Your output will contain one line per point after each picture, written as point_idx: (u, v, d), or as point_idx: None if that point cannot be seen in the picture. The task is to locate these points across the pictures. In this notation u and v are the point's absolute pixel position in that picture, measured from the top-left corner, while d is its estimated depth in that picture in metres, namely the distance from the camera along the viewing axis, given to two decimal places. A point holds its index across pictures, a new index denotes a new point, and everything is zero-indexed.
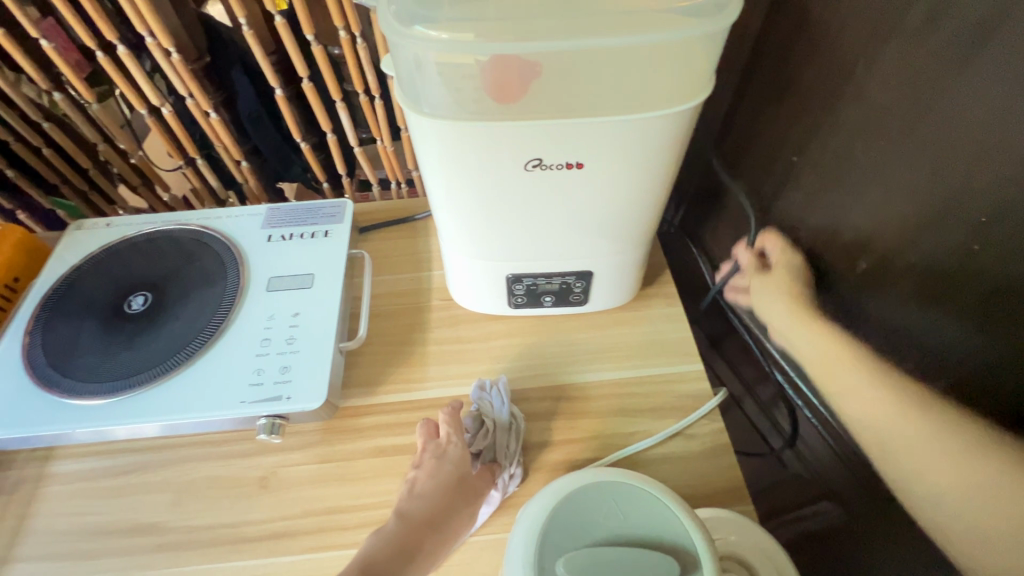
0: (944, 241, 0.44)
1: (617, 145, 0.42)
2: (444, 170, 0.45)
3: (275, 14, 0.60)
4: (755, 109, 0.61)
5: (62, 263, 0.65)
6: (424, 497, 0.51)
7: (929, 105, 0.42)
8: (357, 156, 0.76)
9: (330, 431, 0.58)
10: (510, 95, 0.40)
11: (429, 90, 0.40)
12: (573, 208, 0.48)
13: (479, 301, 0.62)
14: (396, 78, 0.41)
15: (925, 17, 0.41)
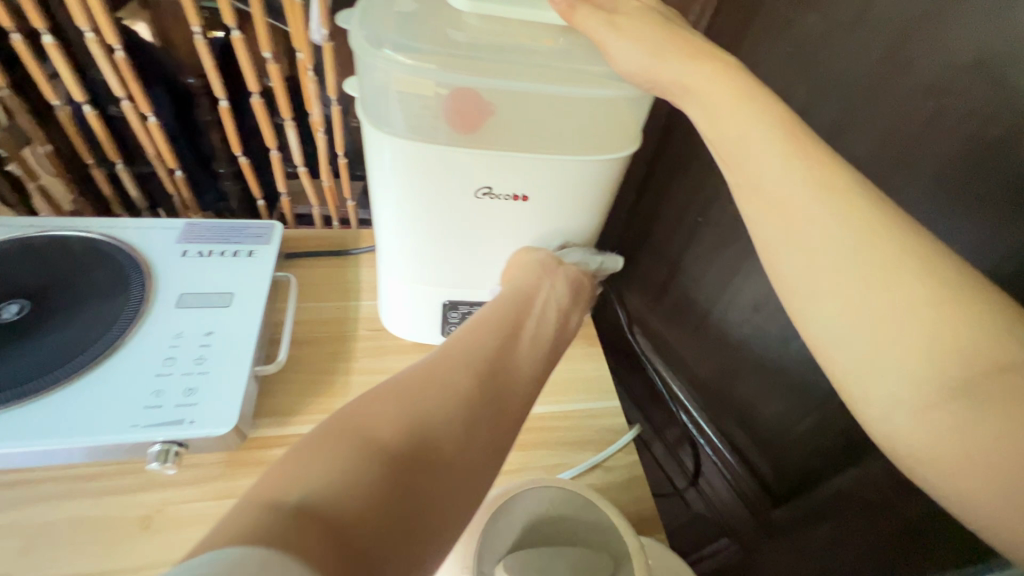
0: None
1: (558, 182, 0.47)
2: (397, 187, 0.46)
3: (232, 27, 0.58)
4: (665, 175, 0.71)
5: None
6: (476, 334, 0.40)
7: None
8: (302, 178, 0.73)
9: (234, 464, 0.53)
10: (468, 125, 0.44)
11: (387, 109, 0.43)
12: (513, 238, 0.52)
13: (411, 330, 0.62)
14: (358, 100, 0.44)
15: (802, 106, 0.51)
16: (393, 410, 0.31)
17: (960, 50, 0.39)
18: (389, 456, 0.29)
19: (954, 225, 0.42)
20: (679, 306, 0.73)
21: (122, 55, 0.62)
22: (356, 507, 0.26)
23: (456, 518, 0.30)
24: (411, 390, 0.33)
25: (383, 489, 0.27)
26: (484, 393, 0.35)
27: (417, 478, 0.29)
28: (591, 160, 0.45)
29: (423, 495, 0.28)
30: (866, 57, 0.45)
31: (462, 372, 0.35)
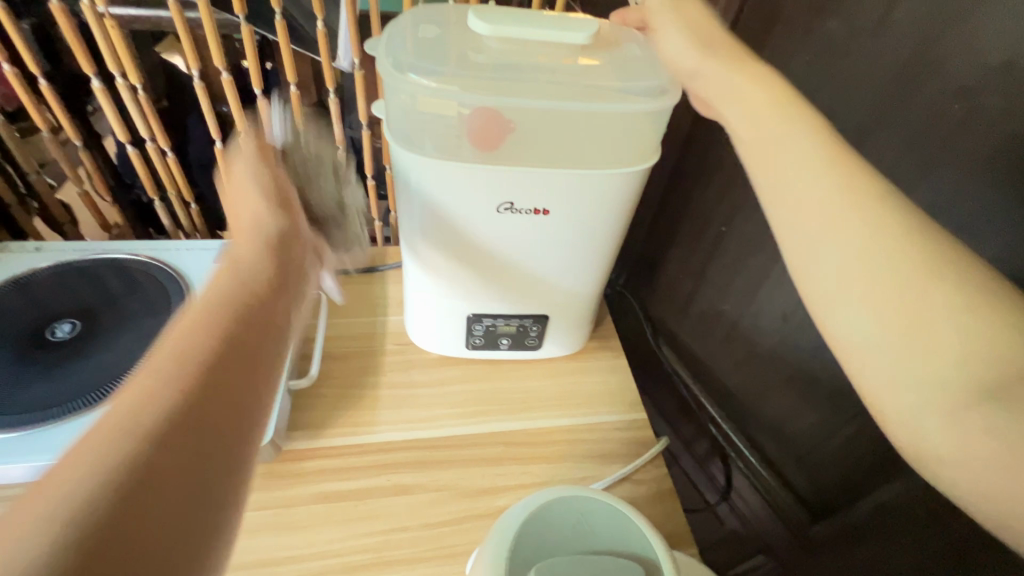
0: None
1: (579, 195, 0.48)
2: (423, 204, 0.48)
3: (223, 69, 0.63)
4: (687, 183, 0.71)
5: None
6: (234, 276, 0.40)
7: None
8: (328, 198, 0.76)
9: (268, 476, 0.55)
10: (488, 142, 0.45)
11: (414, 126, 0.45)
12: (537, 252, 0.53)
13: (438, 343, 0.63)
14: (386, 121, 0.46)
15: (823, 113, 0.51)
16: (100, 433, 0.27)
17: (985, 52, 0.38)
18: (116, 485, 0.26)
19: (992, 227, 0.41)
20: (706, 316, 0.73)
21: (145, 96, 0.66)
22: (59, 543, 0.23)
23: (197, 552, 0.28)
24: (142, 402, 0.29)
25: (92, 511, 0.25)
26: (199, 423, 0.30)
27: (160, 498, 0.27)
28: (612, 173, 0.46)
29: (158, 510, 0.27)
30: (888, 61, 0.45)
31: (163, 392, 0.30)
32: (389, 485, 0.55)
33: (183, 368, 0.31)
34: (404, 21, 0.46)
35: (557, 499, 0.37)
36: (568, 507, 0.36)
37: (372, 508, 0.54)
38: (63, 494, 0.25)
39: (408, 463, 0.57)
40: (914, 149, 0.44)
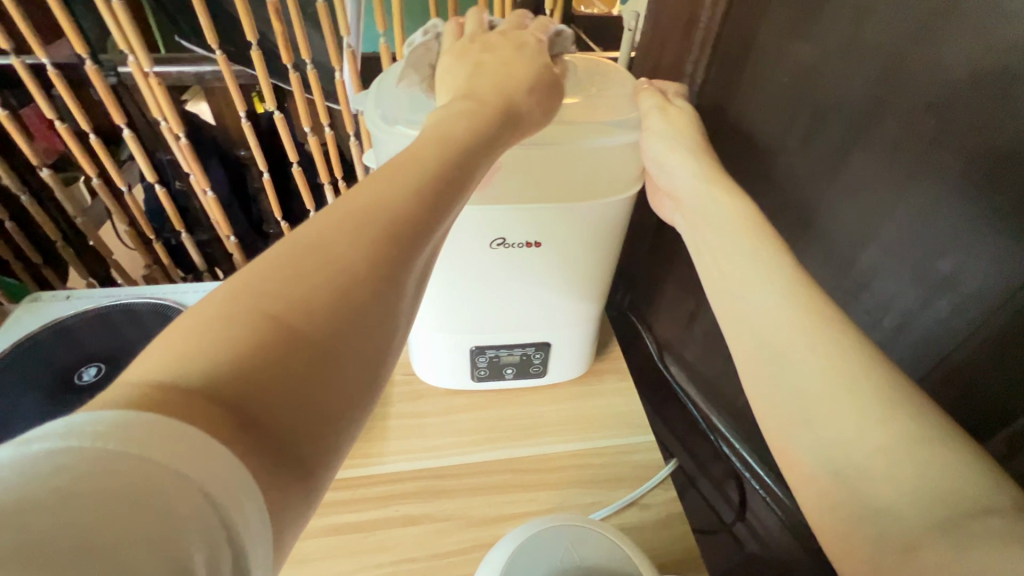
0: (873, 298, 0.50)
1: (569, 229, 0.50)
2: None
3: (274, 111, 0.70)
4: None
5: (18, 327, 0.65)
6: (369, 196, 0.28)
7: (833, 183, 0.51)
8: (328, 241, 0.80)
9: None
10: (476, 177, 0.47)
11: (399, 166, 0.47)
12: (532, 283, 0.54)
13: (442, 375, 0.65)
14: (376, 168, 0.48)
15: (808, 131, 0.52)
16: (270, 271, 0.25)
17: (957, 71, 0.39)
18: (275, 327, 0.23)
19: (984, 237, 0.40)
20: (709, 336, 0.73)
21: (188, 143, 0.73)
22: (217, 366, 0.21)
23: (325, 434, 0.24)
24: (291, 265, 0.25)
25: (246, 350, 0.22)
26: (343, 288, 0.25)
27: (299, 353, 0.23)
28: (597, 203, 0.48)
29: (317, 395, 0.23)
30: (864, 81, 0.46)
31: (330, 246, 0.26)
32: (397, 516, 0.56)
33: (348, 209, 0.27)
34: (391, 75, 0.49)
35: (545, 527, 0.37)
36: (557, 537, 0.37)
37: (381, 539, 0.55)
38: (199, 343, 0.22)
39: (416, 493, 0.58)
40: (899, 165, 0.45)
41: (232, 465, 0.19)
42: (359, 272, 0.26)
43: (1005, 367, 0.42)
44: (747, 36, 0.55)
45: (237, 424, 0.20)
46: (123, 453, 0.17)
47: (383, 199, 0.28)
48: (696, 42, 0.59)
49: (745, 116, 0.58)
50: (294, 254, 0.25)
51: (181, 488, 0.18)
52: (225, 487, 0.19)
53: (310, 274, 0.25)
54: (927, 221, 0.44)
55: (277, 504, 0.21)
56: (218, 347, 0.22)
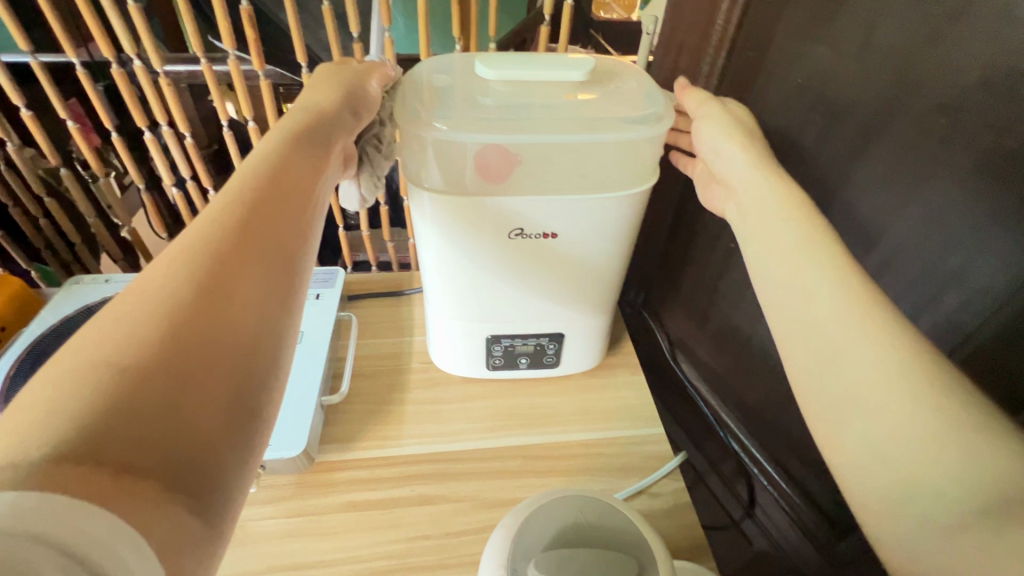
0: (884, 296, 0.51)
1: (585, 220, 0.51)
2: (439, 234, 0.53)
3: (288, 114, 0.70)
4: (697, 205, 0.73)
5: (43, 318, 0.67)
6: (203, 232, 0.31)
7: (845, 182, 0.52)
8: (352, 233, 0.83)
9: (304, 485, 0.59)
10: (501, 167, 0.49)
11: (426, 157, 0.49)
12: (548, 275, 0.57)
13: (458, 363, 0.67)
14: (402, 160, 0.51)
15: (821, 131, 0.53)
16: (103, 334, 0.26)
17: (966, 73, 0.40)
18: (123, 383, 0.24)
19: (993, 235, 0.41)
20: (720, 334, 0.74)
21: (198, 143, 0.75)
22: (66, 427, 0.22)
23: (218, 447, 0.26)
24: (125, 321, 0.26)
25: (94, 409, 0.23)
26: (191, 315, 0.28)
27: (166, 388, 0.25)
28: (613, 197, 0.50)
29: (188, 419, 0.26)
30: (875, 82, 0.47)
31: (155, 302, 0.28)
32: (413, 495, 0.58)
33: (178, 252, 0.30)
34: (419, 75, 0.52)
35: (558, 499, 0.39)
36: (567, 507, 0.39)
37: (398, 517, 0.57)
38: (47, 413, 0.23)
39: (432, 475, 0.61)
40: (908, 164, 0.46)
41: (104, 522, 0.21)
42: (203, 301, 0.28)
43: (1013, 362, 0.42)
44: (763, 39, 0.57)
45: (113, 473, 0.23)
46: (0, 532, 0.19)
47: (208, 251, 0.30)
48: (712, 44, 0.61)
49: (762, 116, 0.59)
50: (116, 319, 0.27)
51: (40, 552, 0.19)
52: (91, 540, 0.21)
53: (140, 329, 0.26)
54: (937, 218, 0.45)
55: (176, 537, 0.24)
56: (61, 416, 0.23)
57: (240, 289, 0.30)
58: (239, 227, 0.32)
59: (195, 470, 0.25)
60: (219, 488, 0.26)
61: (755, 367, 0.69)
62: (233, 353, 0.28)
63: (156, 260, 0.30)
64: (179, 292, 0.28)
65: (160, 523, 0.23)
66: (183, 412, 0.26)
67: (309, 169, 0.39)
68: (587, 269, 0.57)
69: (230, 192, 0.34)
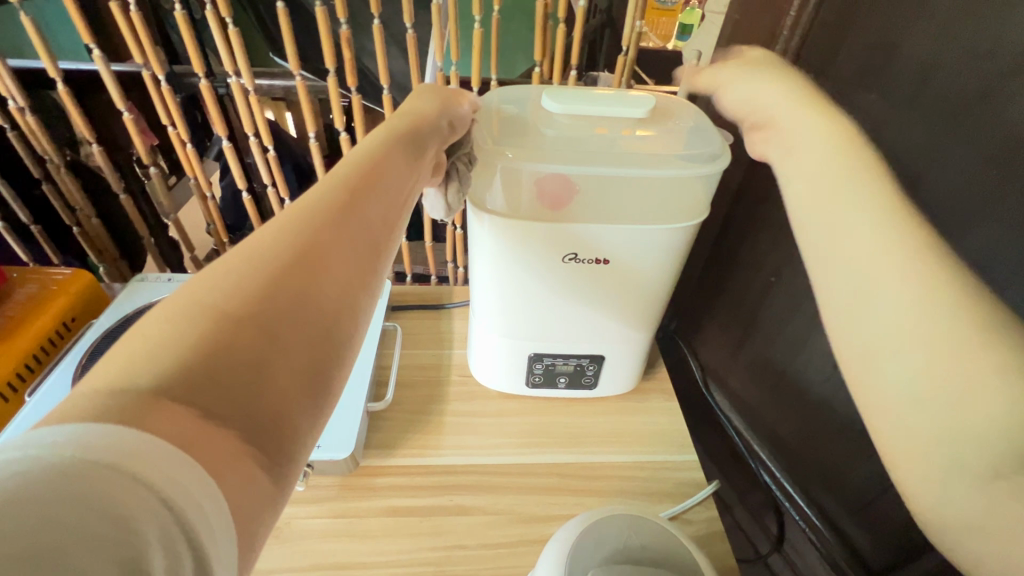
0: None
1: (639, 245, 0.53)
2: (495, 253, 0.55)
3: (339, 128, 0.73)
4: (735, 237, 0.75)
5: (111, 314, 0.72)
6: (305, 208, 0.34)
7: None
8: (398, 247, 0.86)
9: (347, 487, 0.61)
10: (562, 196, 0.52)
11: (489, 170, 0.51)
12: (596, 298, 0.59)
13: (498, 379, 0.69)
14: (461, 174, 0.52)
15: None
16: (207, 285, 0.28)
17: (1016, 127, 0.41)
18: (222, 331, 0.26)
19: None
20: (755, 365, 0.75)
21: (271, 153, 0.82)
22: (164, 367, 0.24)
23: (289, 413, 0.27)
24: (228, 276, 0.28)
25: (193, 353, 0.25)
26: (284, 280, 0.29)
27: (254, 343, 0.27)
28: (668, 228, 0.52)
29: (266, 378, 0.26)
30: (925, 130, 0.48)
31: (256, 258, 0.30)
32: (451, 505, 0.60)
33: (278, 223, 0.32)
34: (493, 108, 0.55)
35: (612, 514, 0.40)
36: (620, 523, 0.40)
37: (436, 524, 0.59)
38: (149, 351, 0.24)
39: (470, 485, 0.62)
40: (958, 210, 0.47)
41: (188, 471, 0.21)
42: (294, 266, 0.30)
43: None
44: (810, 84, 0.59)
45: (198, 414, 0.23)
46: (108, 467, 0.19)
47: (311, 224, 0.33)
48: None
49: None
50: (228, 270, 0.29)
51: (136, 489, 0.19)
52: (180, 484, 0.21)
53: (247, 286, 0.28)
54: (986, 266, 0.45)
55: (245, 493, 0.24)
56: (164, 348, 0.24)
57: (330, 262, 0.32)
58: (338, 208, 0.34)
59: (267, 426, 0.26)
60: (285, 448, 0.27)
61: (790, 401, 0.70)
62: (317, 330, 0.30)
63: (268, 224, 0.32)
64: (272, 256, 0.30)
65: (229, 465, 0.23)
66: (264, 370, 0.26)
67: (400, 164, 0.42)
68: (636, 295, 0.59)
69: (337, 177, 0.37)
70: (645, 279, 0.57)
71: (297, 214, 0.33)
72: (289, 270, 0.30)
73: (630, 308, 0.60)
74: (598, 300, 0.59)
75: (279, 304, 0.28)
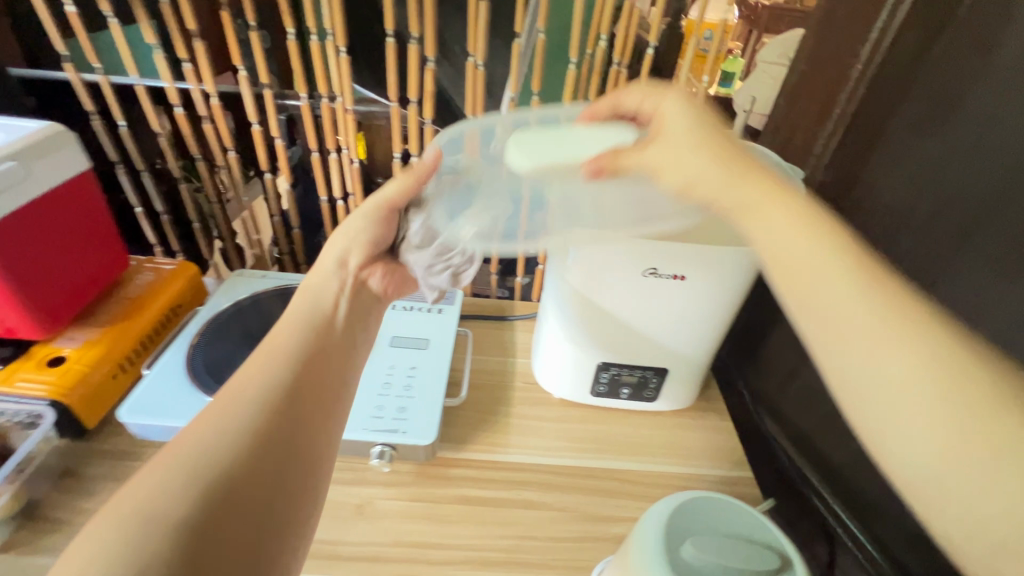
0: None
1: (714, 263, 0.58)
2: (581, 263, 0.60)
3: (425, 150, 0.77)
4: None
5: (217, 302, 0.79)
6: (265, 375, 0.47)
7: None
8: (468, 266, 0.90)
9: (423, 475, 0.66)
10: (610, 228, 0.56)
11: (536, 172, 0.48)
12: (668, 312, 0.63)
13: (565, 386, 0.74)
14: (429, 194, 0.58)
15: None
16: (194, 451, 0.40)
17: None
18: (218, 469, 0.39)
19: None
20: (810, 392, 0.77)
21: (355, 167, 0.85)
22: (166, 514, 0.35)
23: (253, 542, 0.38)
24: (207, 444, 0.41)
25: (184, 503, 0.36)
26: (253, 446, 0.42)
27: (228, 492, 0.39)
28: (743, 249, 0.57)
29: (237, 517, 0.38)
30: None
31: (230, 430, 0.42)
32: (519, 499, 0.64)
33: (249, 399, 0.45)
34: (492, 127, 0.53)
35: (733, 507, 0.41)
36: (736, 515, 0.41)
37: (505, 515, 0.63)
38: (152, 506, 0.36)
39: (536, 483, 0.66)
40: None
41: None
42: (259, 436, 0.43)
43: None
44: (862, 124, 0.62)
45: (187, 549, 0.35)
46: None
47: (283, 380, 0.47)
48: (827, 130, 0.66)
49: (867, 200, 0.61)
50: (223, 417, 0.43)
51: None
52: None
53: (241, 428, 0.43)
54: None
55: None
56: (162, 504, 0.36)
57: (288, 430, 0.45)
58: (294, 381, 0.48)
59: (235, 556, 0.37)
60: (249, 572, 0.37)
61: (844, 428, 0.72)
62: (285, 467, 0.43)
63: (254, 376, 0.47)
64: (243, 427, 0.43)
65: None
66: (236, 513, 0.38)
67: (344, 334, 0.57)
68: (705, 311, 0.63)
69: (301, 336, 0.53)
70: (716, 296, 0.62)
71: (262, 379, 0.47)
72: (255, 436, 0.43)
73: (699, 323, 0.64)
74: (671, 313, 0.63)
75: (249, 462, 0.41)
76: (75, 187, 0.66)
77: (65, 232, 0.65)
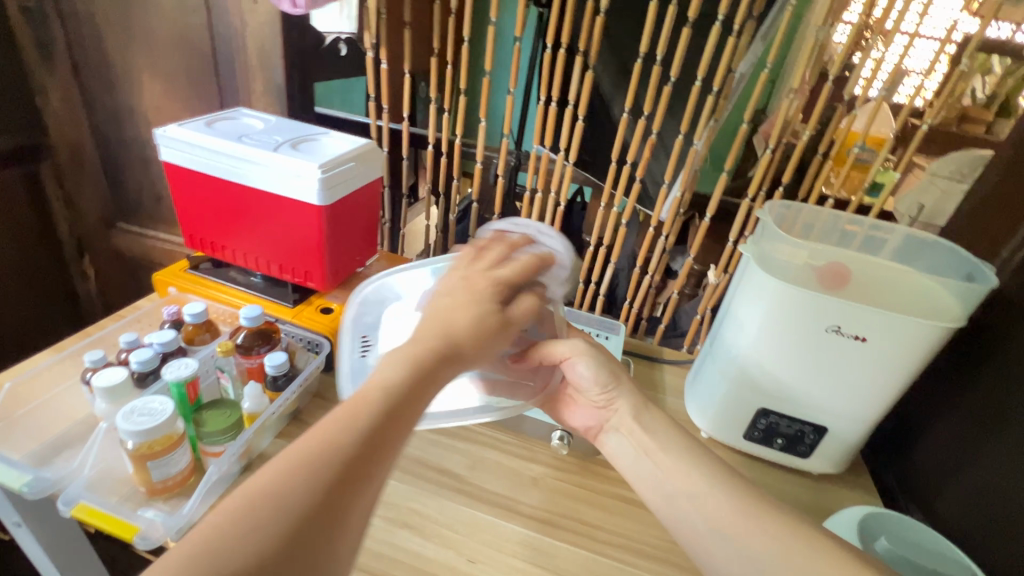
0: None
1: (901, 329, 0.64)
2: (766, 311, 0.70)
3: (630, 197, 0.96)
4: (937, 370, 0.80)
5: None
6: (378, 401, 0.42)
7: None
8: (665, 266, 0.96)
9: (587, 468, 0.76)
10: (553, 332, 0.72)
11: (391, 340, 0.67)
12: (841, 372, 0.69)
13: (718, 426, 0.81)
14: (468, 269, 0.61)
15: None
16: (274, 476, 0.36)
17: None
18: (325, 475, 0.37)
19: None
20: None
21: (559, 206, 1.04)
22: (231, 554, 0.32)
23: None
24: (285, 472, 0.36)
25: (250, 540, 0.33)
26: (326, 497, 0.36)
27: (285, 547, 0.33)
28: (929, 324, 0.63)
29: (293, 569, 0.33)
30: None
31: (312, 464, 0.37)
32: None
33: (328, 425, 0.39)
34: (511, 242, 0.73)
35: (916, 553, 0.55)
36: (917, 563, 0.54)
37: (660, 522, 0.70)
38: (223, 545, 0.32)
39: None
40: None
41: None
42: (332, 470, 0.37)
43: None
44: None
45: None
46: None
47: (389, 401, 0.42)
48: (1019, 235, 0.70)
49: None
50: (327, 434, 0.39)
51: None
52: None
53: (328, 452, 0.38)
54: None
55: None
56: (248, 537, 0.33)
57: (363, 481, 0.38)
58: (385, 411, 0.42)
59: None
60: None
61: None
62: (375, 490, 0.40)
63: (369, 388, 0.43)
64: (330, 453, 0.38)
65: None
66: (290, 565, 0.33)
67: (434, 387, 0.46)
68: (879, 378, 0.68)
69: (410, 369, 0.45)
70: (894, 365, 0.67)
71: (376, 396, 0.42)
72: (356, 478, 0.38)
73: (870, 389, 0.69)
74: (843, 373, 0.69)
75: (325, 513, 0.36)
76: (374, 186, 0.89)
77: (364, 218, 0.88)
